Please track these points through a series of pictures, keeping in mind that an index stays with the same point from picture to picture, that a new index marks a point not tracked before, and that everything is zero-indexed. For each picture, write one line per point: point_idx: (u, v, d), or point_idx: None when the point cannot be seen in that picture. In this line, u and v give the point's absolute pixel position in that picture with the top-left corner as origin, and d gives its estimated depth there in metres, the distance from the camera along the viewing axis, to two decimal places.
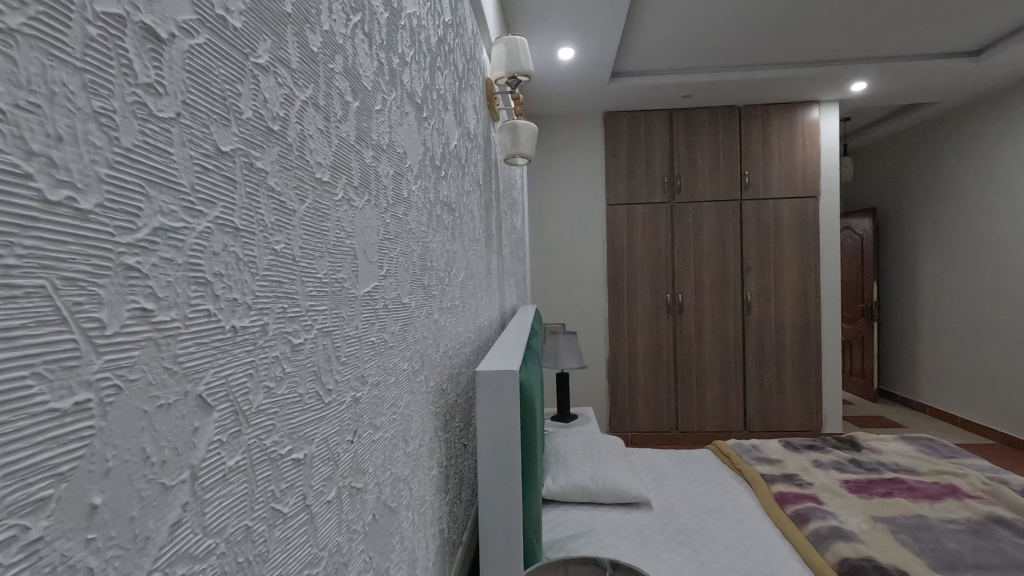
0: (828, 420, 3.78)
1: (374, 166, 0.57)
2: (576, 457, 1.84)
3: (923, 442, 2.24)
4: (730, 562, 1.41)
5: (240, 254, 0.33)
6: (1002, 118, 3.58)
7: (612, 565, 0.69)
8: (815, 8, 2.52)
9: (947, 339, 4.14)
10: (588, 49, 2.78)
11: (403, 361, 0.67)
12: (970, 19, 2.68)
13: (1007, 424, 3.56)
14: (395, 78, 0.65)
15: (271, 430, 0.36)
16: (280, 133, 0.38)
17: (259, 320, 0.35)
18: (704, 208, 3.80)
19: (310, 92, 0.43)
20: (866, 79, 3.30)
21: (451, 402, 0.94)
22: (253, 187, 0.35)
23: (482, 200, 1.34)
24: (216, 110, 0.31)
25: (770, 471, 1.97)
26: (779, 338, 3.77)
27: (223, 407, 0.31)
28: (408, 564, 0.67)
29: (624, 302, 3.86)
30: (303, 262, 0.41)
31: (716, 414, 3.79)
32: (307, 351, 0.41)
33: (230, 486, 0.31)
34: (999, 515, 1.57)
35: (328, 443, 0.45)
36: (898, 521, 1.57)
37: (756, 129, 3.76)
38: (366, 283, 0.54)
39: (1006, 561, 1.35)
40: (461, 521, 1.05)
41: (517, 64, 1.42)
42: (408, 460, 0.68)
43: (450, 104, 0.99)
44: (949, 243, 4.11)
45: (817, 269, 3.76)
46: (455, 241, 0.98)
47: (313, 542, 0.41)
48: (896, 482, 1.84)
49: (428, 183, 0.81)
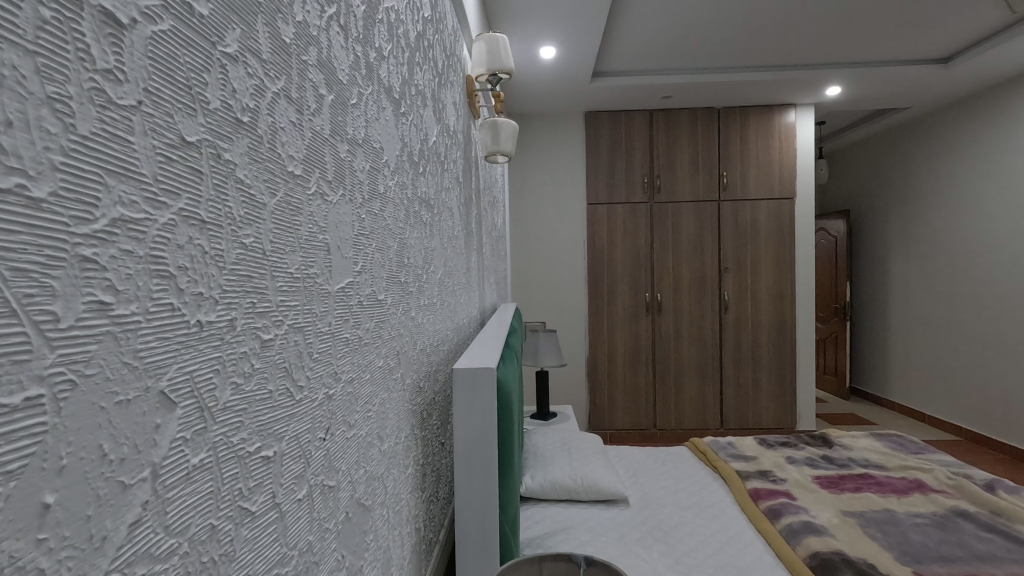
0: (802, 418, 3.85)
1: (349, 161, 0.57)
2: (554, 455, 1.84)
3: (891, 438, 2.30)
4: (705, 557, 1.43)
5: (206, 248, 0.32)
6: (970, 123, 3.69)
7: (586, 562, 0.69)
8: (791, 13, 2.57)
9: (917, 338, 4.26)
10: (569, 48, 2.78)
11: (379, 358, 0.66)
12: (941, 27, 2.75)
13: (973, 421, 3.67)
14: (371, 72, 0.64)
15: (239, 427, 0.35)
16: (250, 124, 0.37)
17: (226, 315, 0.34)
18: (684, 208, 3.84)
19: (282, 84, 0.42)
20: (840, 84, 3.38)
21: (428, 400, 0.94)
22: (221, 179, 0.34)
23: (462, 197, 1.34)
24: (180, 98, 0.30)
25: (744, 468, 2.00)
26: (755, 336, 3.83)
27: (187, 402, 0.30)
28: (383, 563, 0.67)
29: (604, 300, 3.88)
30: (273, 257, 0.40)
31: (694, 411, 3.84)
32: (277, 347, 0.40)
33: (195, 483, 0.31)
34: (962, 509, 1.62)
35: (300, 441, 0.44)
36: (867, 516, 1.61)
37: (734, 131, 3.82)
38: (340, 279, 0.54)
39: (967, 554, 1.39)
40: (438, 519, 1.04)
41: (498, 62, 1.42)
42: (383, 458, 0.67)
43: (430, 100, 0.98)
44: (919, 246, 4.23)
45: (793, 269, 3.82)
46: (433, 238, 0.98)
47: (282, 541, 0.41)
48: (865, 478, 1.88)
49: (406, 178, 0.80)
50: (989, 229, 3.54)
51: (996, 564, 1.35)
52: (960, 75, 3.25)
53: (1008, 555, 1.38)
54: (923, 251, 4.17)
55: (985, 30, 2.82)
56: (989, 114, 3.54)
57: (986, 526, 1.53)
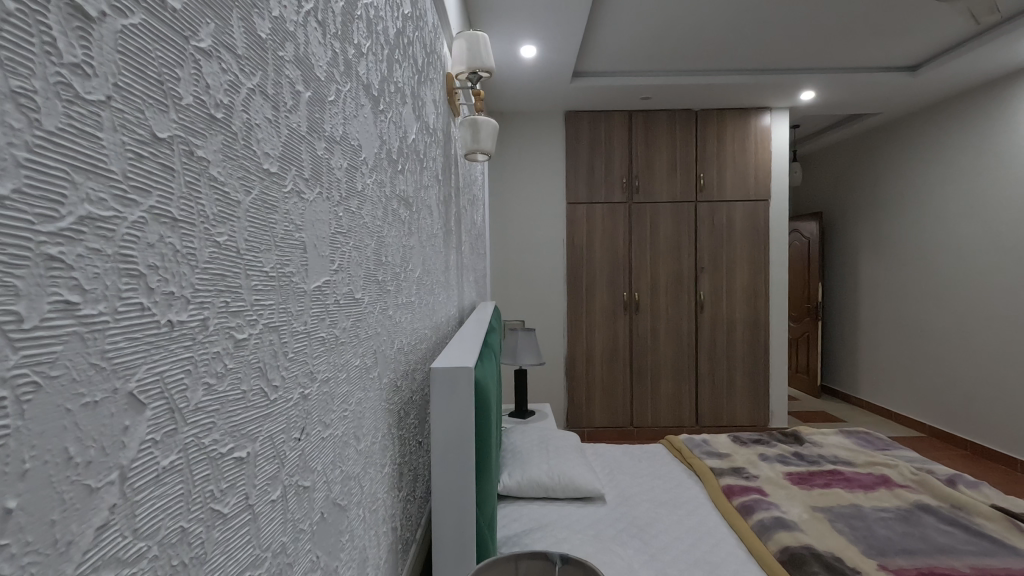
0: (775, 415, 3.93)
1: (326, 159, 0.56)
2: (533, 453, 1.85)
3: (859, 435, 2.37)
4: (679, 553, 1.45)
5: (178, 246, 0.32)
6: (936, 129, 3.81)
7: (562, 560, 0.69)
8: (767, 19, 2.62)
9: (884, 337, 4.38)
10: (549, 47, 2.78)
11: (356, 357, 0.66)
12: (911, 36, 2.84)
13: (936, 418, 3.79)
14: (350, 68, 0.64)
15: (211, 428, 0.35)
16: (224, 120, 0.37)
17: (199, 315, 0.33)
18: (662, 208, 3.89)
19: (258, 79, 0.42)
20: (814, 89, 3.45)
21: (405, 399, 0.94)
22: (193, 176, 0.33)
23: (441, 195, 1.33)
24: (152, 94, 0.30)
25: (718, 465, 2.04)
26: (730, 334, 3.90)
27: (157, 403, 0.30)
28: (358, 564, 0.66)
29: (582, 299, 3.90)
30: (248, 256, 0.40)
31: (670, 409, 3.89)
32: (252, 347, 0.40)
33: (165, 486, 0.30)
34: (925, 503, 1.68)
35: (274, 441, 0.43)
36: (835, 511, 1.65)
37: (712, 134, 3.88)
38: (316, 277, 0.53)
39: (930, 546, 1.44)
40: (414, 518, 1.04)
41: (479, 60, 1.42)
42: (359, 458, 0.67)
43: (409, 98, 0.98)
44: (886, 248, 4.36)
45: (767, 269, 3.90)
46: (411, 236, 0.97)
47: (254, 543, 0.40)
48: (835, 474, 1.93)
49: (385, 176, 0.80)
50: (953, 232, 3.67)
51: (956, 556, 1.40)
52: (927, 83, 3.36)
53: (968, 547, 1.44)
54: (891, 254, 4.30)
55: (950, 40, 2.91)
56: (953, 122, 3.67)
57: (947, 519, 1.58)
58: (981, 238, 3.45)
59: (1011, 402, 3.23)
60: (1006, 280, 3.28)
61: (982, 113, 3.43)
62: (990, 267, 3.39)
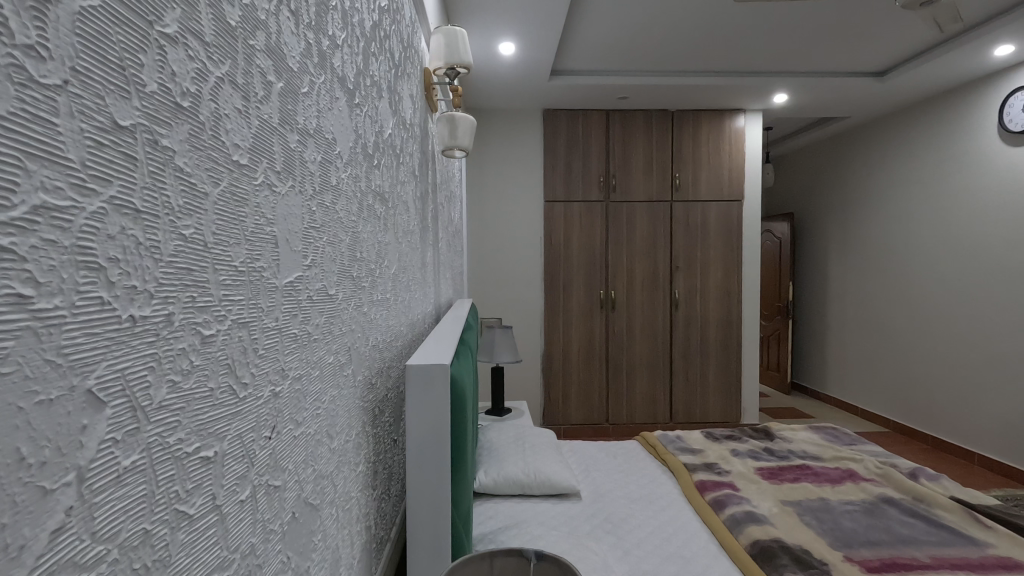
0: (746, 411, 4.02)
1: (299, 152, 0.55)
2: (509, 450, 1.85)
3: (827, 430, 2.43)
4: (652, 548, 1.47)
5: (141, 238, 0.30)
6: (902, 133, 3.93)
7: (537, 557, 0.69)
8: (739, 22, 2.66)
9: (851, 333, 4.51)
10: (526, 44, 2.78)
11: (329, 354, 0.65)
12: (879, 41, 2.91)
13: (897, 412, 3.93)
14: (324, 60, 0.63)
15: (175, 427, 0.33)
16: (191, 110, 0.35)
17: (163, 309, 0.32)
18: (638, 208, 3.92)
19: (227, 69, 0.40)
20: (785, 92, 3.53)
21: (380, 397, 0.93)
22: (157, 166, 0.32)
23: (418, 191, 1.32)
24: (113, 80, 0.28)
25: (692, 460, 2.07)
26: (704, 331, 3.97)
27: (118, 401, 0.28)
28: (331, 564, 0.65)
29: (559, 297, 3.91)
30: (216, 249, 0.38)
31: (645, 406, 3.94)
32: (219, 343, 0.39)
33: (126, 486, 0.29)
34: (888, 495, 1.73)
35: (243, 440, 0.42)
36: (803, 504, 1.69)
37: (687, 134, 3.93)
38: (288, 273, 0.52)
39: (892, 537, 1.49)
40: (389, 516, 1.03)
41: (457, 56, 1.41)
42: (333, 456, 0.66)
43: (386, 92, 0.97)
44: (854, 249, 4.48)
45: (740, 268, 3.97)
46: (387, 232, 0.96)
47: (222, 544, 0.39)
48: (803, 468, 1.98)
49: (360, 171, 0.79)
50: (915, 232, 3.79)
51: (917, 547, 1.44)
52: (893, 88, 3.46)
53: (928, 538, 1.49)
54: (858, 255, 4.41)
55: (915, 48, 3.01)
56: (918, 126, 3.78)
57: (909, 511, 1.64)
58: (943, 240, 3.56)
59: (969, 398, 3.36)
60: (965, 281, 3.40)
61: (947, 118, 3.54)
62: (951, 268, 3.50)
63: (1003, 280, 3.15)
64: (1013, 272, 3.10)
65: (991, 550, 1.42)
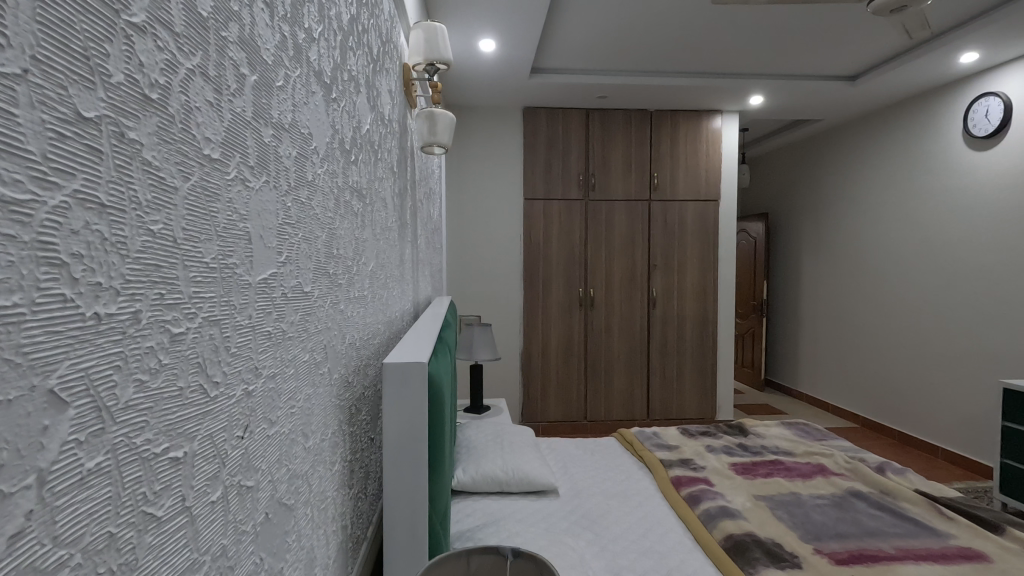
0: (721, 407, 4.08)
1: (274, 146, 0.54)
2: (487, 448, 1.85)
3: (798, 426, 2.49)
4: (628, 543, 1.49)
5: (106, 234, 0.30)
6: (872, 135, 4.03)
7: (513, 554, 0.69)
8: (717, 24, 2.69)
9: (823, 330, 4.62)
10: (507, 42, 2.77)
11: (304, 352, 0.64)
12: (851, 47, 2.98)
13: (865, 407, 4.05)
14: (300, 54, 0.62)
15: (143, 428, 0.33)
16: (160, 102, 0.35)
17: (129, 307, 0.31)
18: (616, 206, 3.96)
19: (198, 60, 0.39)
20: (762, 94, 3.59)
21: (357, 395, 0.92)
22: (124, 159, 0.31)
23: (396, 187, 1.31)
24: (77, 70, 0.28)
25: (668, 457, 2.10)
26: (681, 328, 4.02)
27: (82, 401, 0.28)
28: (306, 564, 0.65)
29: (539, 295, 3.92)
30: (186, 245, 0.37)
31: (622, 403, 3.99)
32: (189, 342, 0.38)
33: (89, 490, 0.28)
34: (856, 490, 1.78)
35: (214, 441, 0.42)
36: (775, 499, 1.73)
37: (666, 134, 3.97)
38: (262, 270, 0.51)
39: (860, 530, 1.53)
40: (366, 515, 1.02)
41: (436, 52, 1.40)
42: (307, 455, 0.65)
43: (364, 87, 0.95)
44: (826, 249, 4.58)
45: (716, 267, 4.03)
46: (364, 229, 0.95)
47: (192, 547, 0.38)
48: (776, 463, 2.02)
49: (337, 167, 0.77)
50: (883, 232, 3.90)
51: (883, 538, 1.49)
52: (863, 92, 3.55)
53: (894, 530, 1.53)
54: (829, 256, 4.52)
55: (885, 53, 3.08)
56: (887, 129, 3.88)
57: (876, 504, 1.68)
58: (911, 241, 3.66)
59: (933, 394, 3.47)
60: (932, 282, 3.50)
61: (915, 122, 3.64)
62: (919, 269, 3.60)
63: (968, 281, 3.25)
64: (977, 273, 3.19)
65: (953, 541, 1.47)
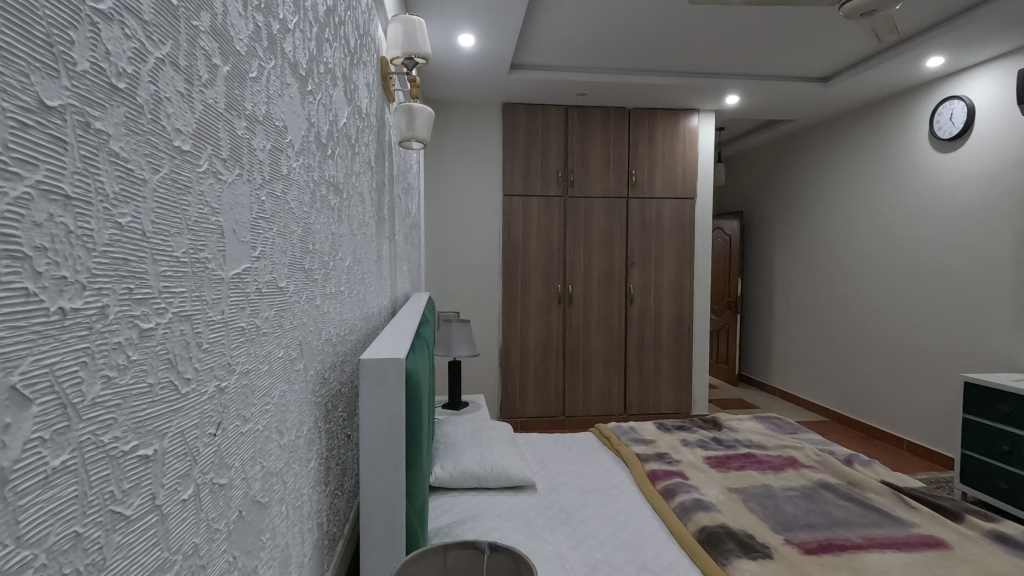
0: (696, 401, 4.15)
1: (247, 139, 0.53)
2: (465, 444, 1.85)
3: (771, 420, 2.54)
4: (605, 537, 1.51)
5: (71, 227, 0.29)
6: (843, 135, 4.13)
7: (490, 548, 0.70)
8: (693, 24, 2.72)
9: (795, 326, 4.72)
10: (486, 37, 2.76)
11: (279, 348, 0.63)
12: (823, 49, 3.04)
13: (835, 401, 4.16)
14: (274, 45, 0.61)
15: (110, 425, 0.32)
16: (128, 91, 0.34)
17: (96, 302, 0.31)
18: (595, 203, 3.98)
19: (168, 49, 0.38)
20: (737, 94, 3.65)
21: (333, 392, 0.91)
22: (90, 151, 0.30)
23: (374, 182, 1.29)
24: (39, 57, 0.27)
25: (644, 450, 2.13)
26: (658, 324, 4.07)
27: (46, 397, 0.27)
28: (280, 563, 0.64)
29: (517, 291, 3.93)
30: (156, 239, 0.37)
31: (600, 398, 4.02)
32: (159, 337, 0.37)
33: (54, 488, 0.28)
34: (825, 481, 1.83)
35: (185, 438, 0.41)
36: (748, 491, 1.77)
37: (644, 131, 4.00)
38: (235, 264, 0.50)
39: (829, 520, 1.57)
40: (342, 512, 1.02)
41: (415, 46, 1.39)
42: (282, 453, 0.65)
43: (341, 80, 0.94)
44: (798, 246, 4.68)
45: (692, 264, 4.09)
46: (341, 224, 0.94)
47: (162, 545, 0.38)
48: (748, 456, 2.06)
49: (312, 160, 0.76)
50: (854, 231, 4.00)
51: (850, 528, 1.53)
52: (835, 93, 3.62)
53: (860, 519, 1.58)
54: (801, 254, 4.62)
55: (856, 56, 3.15)
56: (858, 130, 3.97)
57: (844, 495, 1.73)
58: (879, 241, 3.76)
59: (898, 388, 3.58)
60: (897, 280, 3.61)
61: (884, 123, 3.74)
62: (886, 268, 3.70)
63: (932, 279, 3.36)
64: (940, 272, 3.30)
65: (915, 529, 1.52)
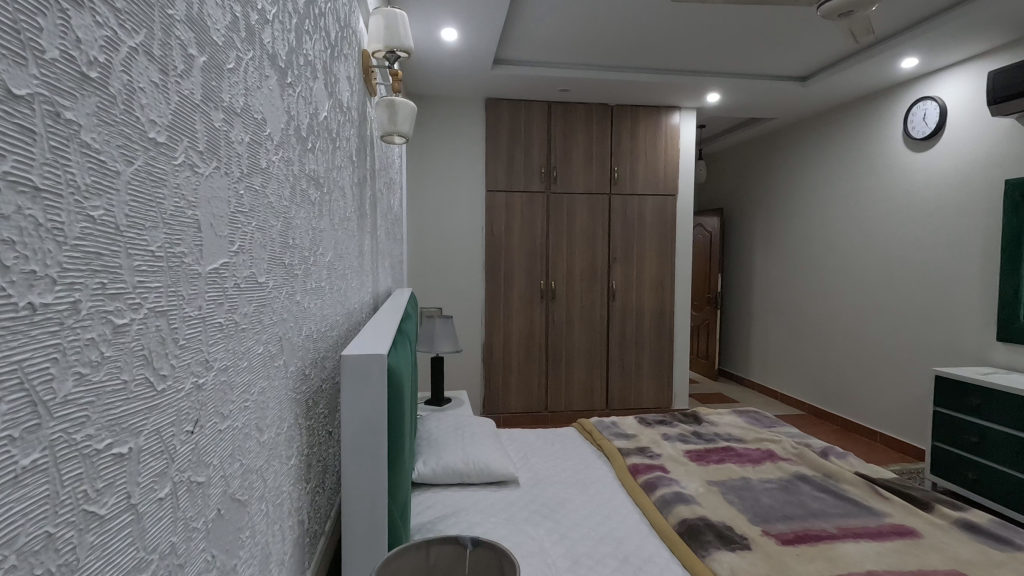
0: (677, 396, 4.21)
1: (224, 131, 0.52)
2: (448, 440, 1.85)
3: (749, 414, 2.58)
4: (586, 531, 1.52)
5: (40, 220, 0.28)
6: (820, 133, 4.19)
7: (473, 543, 0.70)
8: (673, 22, 2.74)
9: (773, 322, 4.80)
10: (468, 32, 2.74)
11: (258, 345, 0.62)
12: (801, 48, 3.09)
13: (811, 396, 4.25)
14: (252, 36, 0.60)
15: (84, 423, 0.31)
16: (99, 81, 0.33)
17: (67, 297, 0.30)
18: (578, 199, 3.99)
19: (141, 38, 0.37)
20: (718, 92, 3.69)
21: (314, 388, 0.90)
22: (60, 141, 0.30)
23: (355, 176, 1.28)
24: (7, 44, 0.26)
25: (625, 445, 2.15)
26: (640, 319, 4.11)
27: (15, 396, 0.26)
28: (260, 561, 0.63)
29: (500, 287, 3.93)
30: (129, 232, 0.36)
31: (582, 394, 4.05)
32: (133, 334, 0.36)
33: (25, 488, 0.27)
34: (802, 473, 1.87)
35: (161, 436, 0.40)
36: (727, 483, 1.80)
37: (626, 128, 4.02)
38: (213, 259, 0.49)
39: (805, 512, 1.60)
40: (323, 510, 1.01)
41: (396, 39, 1.37)
42: (262, 450, 0.64)
43: (321, 73, 0.93)
44: (776, 243, 4.75)
45: (672, 260, 4.13)
46: (321, 218, 0.92)
47: (138, 545, 0.37)
48: (727, 450, 2.09)
49: (292, 154, 0.75)
50: (829, 228, 4.08)
51: (826, 519, 1.57)
52: (813, 92, 3.68)
53: (835, 510, 1.62)
54: (779, 251, 4.69)
55: (833, 56, 3.20)
56: (835, 129, 4.05)
57: (820, 487, 1.77)
58: (853, 239, 3.85)
59: (871, 382, 3.67)
60: (872, 277, 3.68)
61: (860, 122, 3.81)
62: (861, 265, 3.78)
63: (906, 277, 3.43)
64: (914, 269, 3.37)
65: (888, 519, 1.56)
